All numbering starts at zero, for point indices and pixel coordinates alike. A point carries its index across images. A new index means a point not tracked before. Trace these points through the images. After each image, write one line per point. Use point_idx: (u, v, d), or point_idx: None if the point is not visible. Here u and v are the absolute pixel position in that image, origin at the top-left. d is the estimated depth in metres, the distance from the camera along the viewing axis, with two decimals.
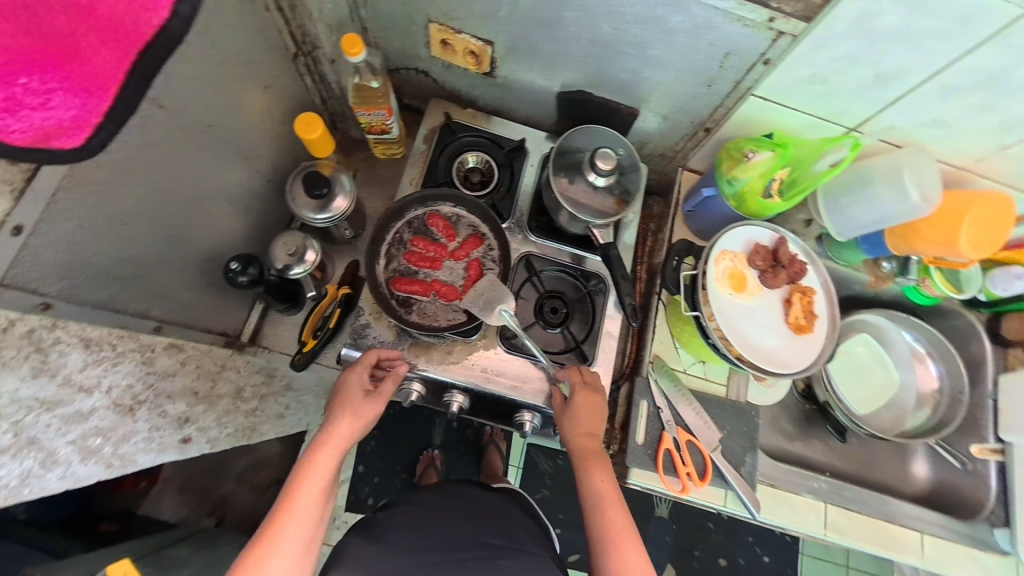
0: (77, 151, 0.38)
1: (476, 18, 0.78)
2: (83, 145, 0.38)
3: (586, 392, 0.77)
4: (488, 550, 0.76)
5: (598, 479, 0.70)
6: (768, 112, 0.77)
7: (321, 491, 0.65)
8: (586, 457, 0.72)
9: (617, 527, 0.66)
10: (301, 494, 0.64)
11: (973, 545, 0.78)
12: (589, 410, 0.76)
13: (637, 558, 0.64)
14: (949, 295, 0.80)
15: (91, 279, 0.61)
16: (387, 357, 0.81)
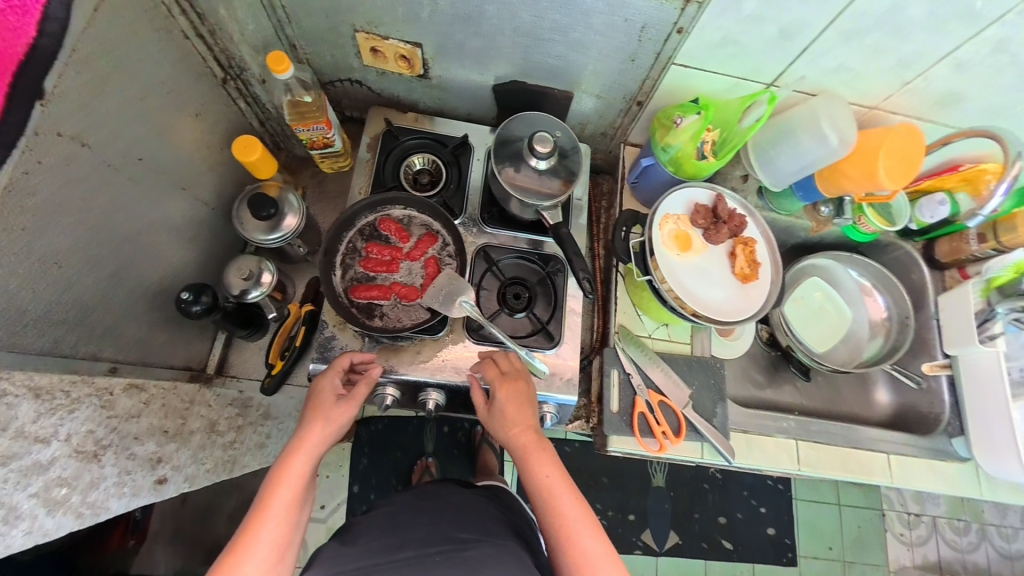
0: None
1: (399, 22, 0.79)
2: None
3: (506, 385, 0.76)
4: (456, 543, 0.77)
5: (541, 476, 0.71)
6: (692, 78, 0.80)
7: (293, 498, 0.68)
8: (526, 457, 0.73)
9: (568, 520, 0.68)
10: (274, 501, 0.67)
11: (935, 458, 0.82)
12: (513, 406, 0.75)
13: (597, 544, 0.66)
14: (883, 229, 0.84)
15: (35, 327, 0.59)
16: (359, 359, 0.82)
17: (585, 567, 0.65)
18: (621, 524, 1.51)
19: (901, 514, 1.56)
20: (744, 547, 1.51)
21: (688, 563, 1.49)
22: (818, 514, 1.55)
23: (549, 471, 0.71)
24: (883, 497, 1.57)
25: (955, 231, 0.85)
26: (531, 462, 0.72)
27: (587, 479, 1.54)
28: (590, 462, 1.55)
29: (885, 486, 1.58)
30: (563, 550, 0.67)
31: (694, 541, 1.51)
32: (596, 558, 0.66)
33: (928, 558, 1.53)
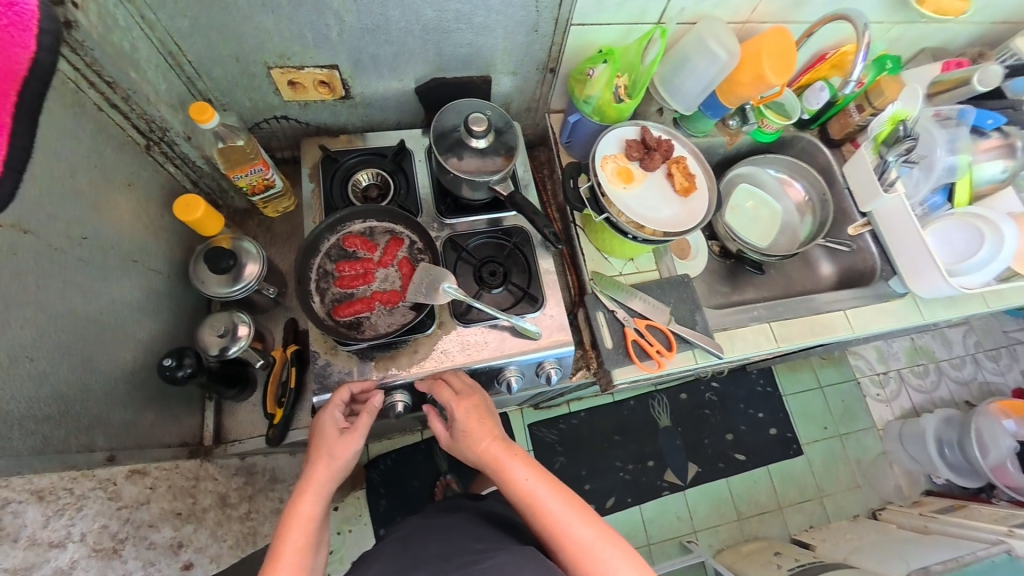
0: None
1: (311, 48, 0.82)
2: None
3: (462, 403, 0.78)
4: (474, 554, 0.75)
5: (519, 482, 0.73)
6: (590, 34, 0.89)
7: (303, 543, 0.67)
8: (499, 469, 0.75)
9: (554, 514, 0.71)
10: (284, 550, 0.66)
11: (882, 302, 0.95)
12: (474, 422, 0.77)
13: (588, 528, 0.70)
14: (782, 125, 0.97)
15: (23, 426, 0.55)
16: (361, 389, 0.81)
17: (583, 554, 0.68)
18: (644, 472, 1.57)
19: (871, 377, 1.74)
20: (756, 453, 1.62)
21: (713, 486, 1.58)
22: (807, 401, 1.69)
23: (524, 474, 0.73)
24: (853, 368, 1.75)
25: (839, 111, 1.00)
26: (505, 472, 0.74)
27: (601, 440, 1.59)
28: (598, 424, 1.61)
29: (852, 357, 1.76)
30: (560, 546, 0.70)
31: (711, 463, 1.60)
32: (590, 542, 0.69)
33: (904, 408, 1.71)
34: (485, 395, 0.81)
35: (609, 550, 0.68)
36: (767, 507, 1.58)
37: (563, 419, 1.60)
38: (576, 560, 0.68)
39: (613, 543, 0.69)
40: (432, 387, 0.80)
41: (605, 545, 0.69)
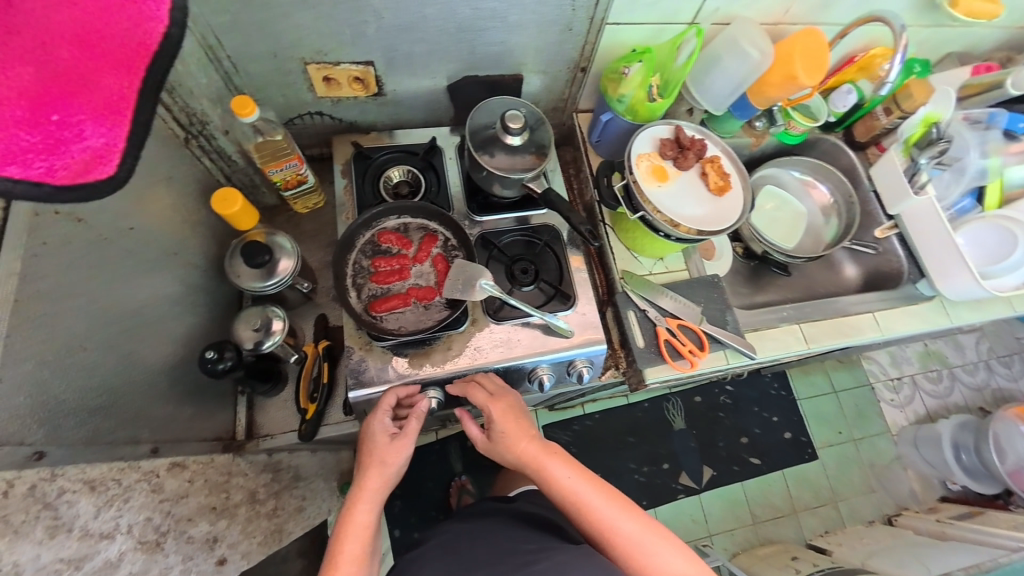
0: (112, 183, 0.40)
1: (346, 45, 0.83)
2: (115, 175, 0.41)
3: (498, 404, 0.79)
4: (528, 555, 0.76)
5: (560, 481, 0.74)
6: (623, 33, 0.90)
7: (359, 552, 0.69)
8: (538, 468, 0.76)
9: (599, 511, 0.71)
10: (342, 559, 0.68)
11: (909, 303, 0.96)
12: (511, 422, 0.78)
13: (634, 522, 0.71)
14: (809, 127, 0.98)
15: (72, 416, 0.55)
16: (406, 396, 0.82)
17: (631, 548, 0.69)
18: (659, 474, 1.57)
19: (885, 381, 1.76)
20: (771, 456, 1.63)
21: (728, 488, 1.58)
22: (821, 405, 1.70)
23: (565, 473, 0.74)
24: (867, 371, 1.76)
25: (864, 114, 1.02)
26: (545, 471, 0.75)
27: (617, 442, 1.59)
28: (613, 425, 1.61)
29: (866, 362, 1.77)
30: (609, 543, 0.71)
31: (726, 466, 1.60)
32: (638, 536, 0.70)
33: (919, 413, 1.73)
34: (519, 396, 0.82)
35: (658, 542, 0.69)
36: (783, 509, 1.58)
37: (578, 420, 1.60)
38: (626, 555, 0.69)
39: (661, 536, 0.70)
40: (468, 391, 0.81)
41: (654, 540, 0.70)
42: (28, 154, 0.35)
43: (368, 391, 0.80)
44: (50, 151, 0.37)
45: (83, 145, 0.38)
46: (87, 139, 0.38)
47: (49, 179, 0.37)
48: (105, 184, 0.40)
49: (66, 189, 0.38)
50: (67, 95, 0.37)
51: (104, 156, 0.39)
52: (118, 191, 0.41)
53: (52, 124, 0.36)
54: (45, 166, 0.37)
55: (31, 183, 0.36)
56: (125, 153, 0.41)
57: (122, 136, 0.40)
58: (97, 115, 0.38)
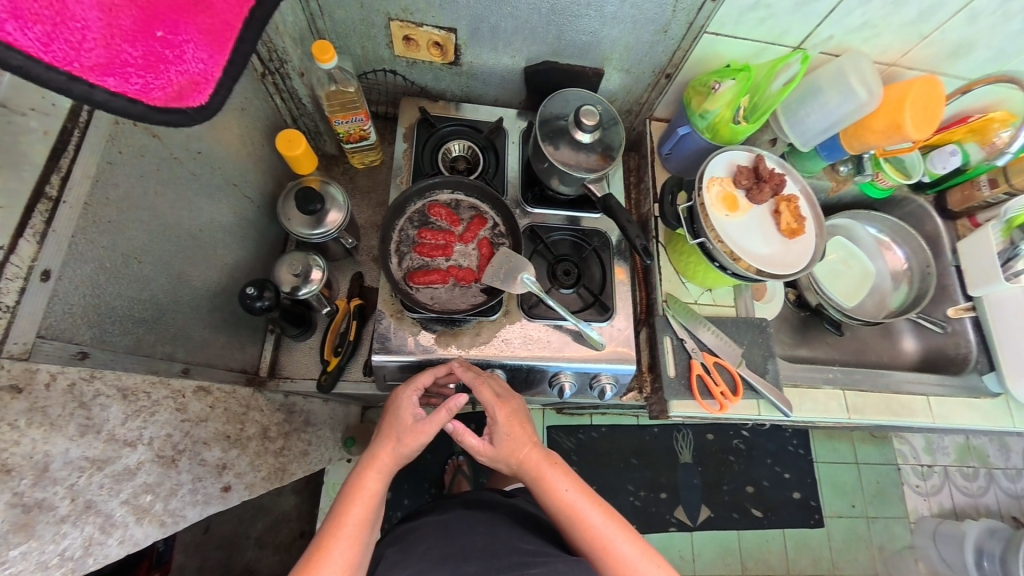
0: (201, 111, 0.43)
1: (434, 8, 0.81)
2: (202, 105, 0.43)
3: (503, 408, 0.76)
4: (526, 556, 0.80)
5: (560, 494, 0.74)
6: (721, 46, 0.86)
7: (363, 517, 0.70)
8: (538, 477, 0.75)
9: (598, 528, 0.73)
10: (346, 520, 0.70)
11: (971, 396, 0.90)
12: (515, 429, 0.76)
13: (632, 546, 0.72)
14: (899, 182, 0.92)
15: (118, 323, 0.57)
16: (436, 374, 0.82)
17: (627, 569, 0.71)
18: (655, 502, 1.55)
19: (914, 467, 1.66)
20: (773, 512, 1.57)
21: (722, 532, 1.54)
22: (839, 473, 1.63)
23: (566, 485, 0.75)
24: (897, 452, 1.67)
25: (965, 181, 0.95)
26: (545, 482, 0.75)
27: (620, 461, 1.57)
28: (619, 443, 1.59)
29: (898, 442, 1.68)
30: (603, 558, 0.73)
31: (725, 511, 1.56)
32: (633, 558, 0.72)
33: (944, 506, 1.63)
34: (524, 404, 0.80)
35: (652, 569, 0.71)
36: (775, 568, 1.53)
37: (585, 429, 1.58)
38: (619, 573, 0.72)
39: (656, 563, 0.72)
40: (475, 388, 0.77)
41: (648, 564, 0.72)
42: (130, 68, 0.36)
43: (390, 357, 0.81)
44: (151, 69, 0.38)
45: (182, 71, 0.40)
46: (186, 64, 0.40)
47: (143, 97, 0.38)
48: (196, 111, 0.42)
49: (160, 110, 0.39)
50: (175, 16, 0.38)
51: (197, 85, 0.42)
52: (202, 122, 0.44)
53: (157, 41, 0.38)
54: (142, 84, 0.37)
55: (127, 99, 0.37)
56: (217, 86, 0.44)
57: (216, 68, 0.43)
58: (200, 41, 0.41)
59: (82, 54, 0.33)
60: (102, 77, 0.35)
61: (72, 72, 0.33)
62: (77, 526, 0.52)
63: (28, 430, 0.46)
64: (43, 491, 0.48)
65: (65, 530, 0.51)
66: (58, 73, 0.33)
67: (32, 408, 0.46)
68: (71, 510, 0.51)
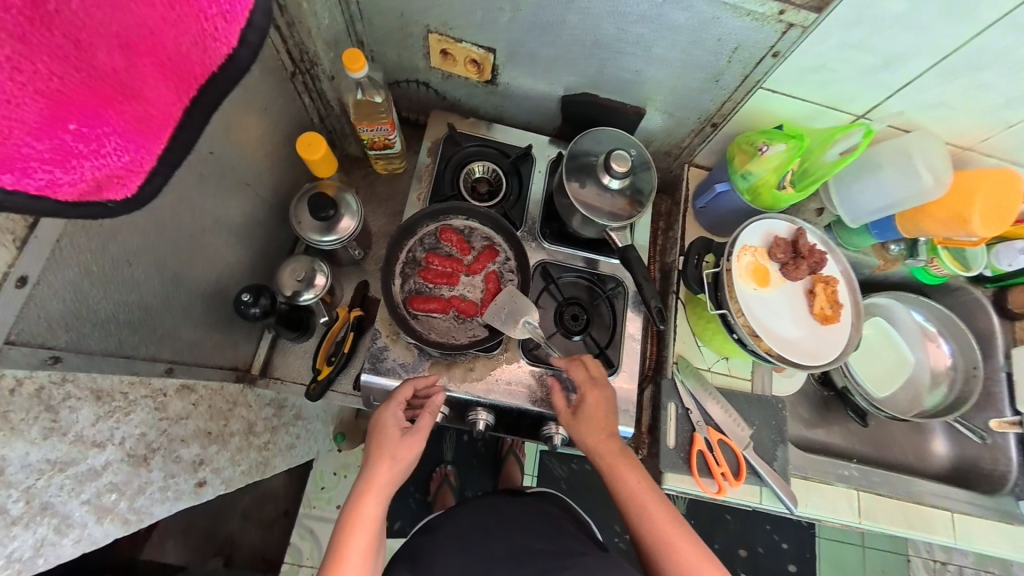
0: (127, 202, 0.37)
1: (473, 27, 0.77)
2: (133, 194, 0.38)
3: (597, 390, 0.75)
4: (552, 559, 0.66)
5: (632, 485, 0.69)
6: (775, 103, 0.80)
7: (368, 549, 0.60)
8: (612, 469, 0.70)
9: (664, 522, 0.67)
10: (348, 553, 0.59)
11: (1004, 520, 0.81)
12: (600, 413, 0.73)
13: (687, 543, 0.66)
14: (955, 274, 0.83)
15: (99, 327, 0.55)
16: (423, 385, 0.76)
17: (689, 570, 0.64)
18: None
19: (925, 561, 1.55)
20: None
21: None
22: (842, 552, 1.53)
23: (638, 478, 0.69)
24: (909, 541, 1.56)
25: None
26: (619, 475, 0.70)
27: None
28: None
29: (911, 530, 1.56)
30: (665, 560, 0.66)
31: None
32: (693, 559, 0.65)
33: None
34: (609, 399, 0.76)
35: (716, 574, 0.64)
36: None
37: None
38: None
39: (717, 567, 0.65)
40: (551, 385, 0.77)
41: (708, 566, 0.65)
42: (32, 164, 0.31)
43: (381, 380, 0.77)
44: (60, 164, 0.32)
45: (100, 165, 0.34)
46: (105, 158, 0.34)
47: (48, 193, 0.32)
48: (120, 204, 0.37)
49: (72, 204, 0.34)
50: (96, 106, 0.33)
51: (121, 176, 0.36)
52: (135, 209, 0.39)
53: (69, 136, 0.32)
54: (48, 178, 0.32)
55: (27, 196, 0.31)
56: (147, 175, 0.38)
57: (147, 157, 0.37)
58: (126, 132, 0.35)
59: None
60: None
61: None
62: (28, 528, 0.50)
63: None
64: None
65: (16, 532, 0.48)
66: None
67: None
68: (25, 512, 0.49)
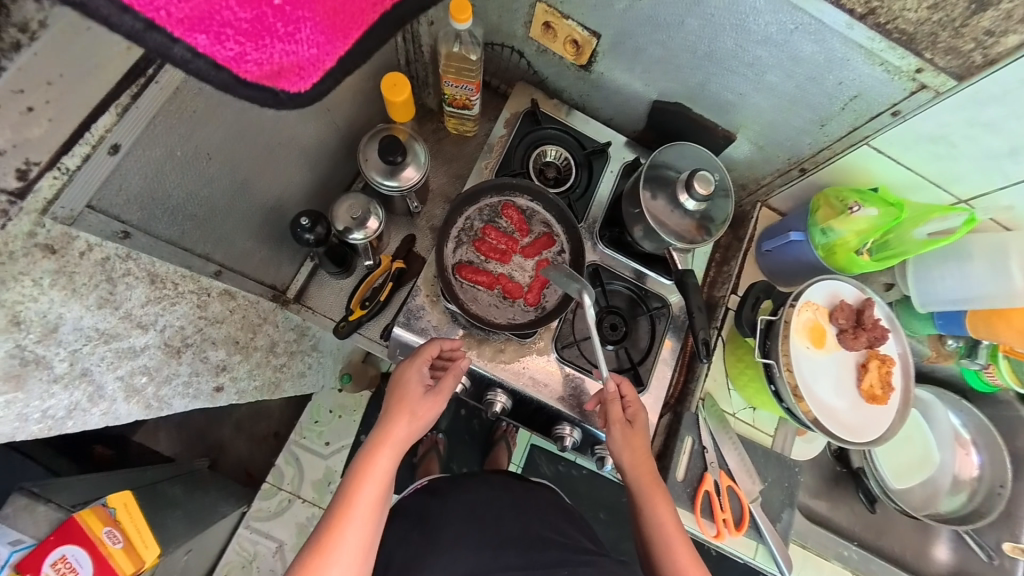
0: (297, 97, 0.39)
1: (586, 6, 0.74)
2: (304, 91, 0.39)
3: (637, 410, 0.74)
4: (568, 552, 0.64)
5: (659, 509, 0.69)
6: (876, 163, 0.77)
7: (378, 497, 0.60)
8: (650, 488, 0.70)
9: (680, 551, 0.67)
10: (357, 499, 0.59)
11: None
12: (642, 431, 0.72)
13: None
14: (1009, 386, 0.80)
15: (168, 214, 0.56)
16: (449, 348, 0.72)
17: None
18: None
19: None
20: None
21: None
22: None
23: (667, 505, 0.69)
24: None
25: None
26: (655, 494, 0.70)
27: None
28: None
29: None
30: None
31: None
32: None
33: None
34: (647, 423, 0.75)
35: None
36: None
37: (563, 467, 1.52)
38: None
39: None
40: (608, 392, 0.73)
41: None
42: (227, 30, 0.34)
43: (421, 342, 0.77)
44: (253, 39, 0.35)
45: (289, 51, 0.37)
46: (296, 44, 0.37)
47: (232, 65, 0.35)
48: (288, 97, 0.39)
49: (250, 84, 0.36)
50: None
51: (301, 70, 0.38)
52: (299, 109, 0.40)
53: (270, 11, 0.35)
54: (237, 50, 0.35)
55: (213, 63, 0.34)
56: (323, 75, 0.40)
57: (330, 57, 0.39)
58: (320, 23, 0.37)
59: (174, 5, 0.32)
60: (191, 34, 0.33)
61: (158, 22, 0.32)
62: (67, 389, 0.51)
63: (49, 290, 0.45)
64: (45, 350, 0.47)
65: (55, 389, 0.49)
66: (138, 21, 0.31)
67: (60, 271, 0.45)
68: (66, 373, 0.50)
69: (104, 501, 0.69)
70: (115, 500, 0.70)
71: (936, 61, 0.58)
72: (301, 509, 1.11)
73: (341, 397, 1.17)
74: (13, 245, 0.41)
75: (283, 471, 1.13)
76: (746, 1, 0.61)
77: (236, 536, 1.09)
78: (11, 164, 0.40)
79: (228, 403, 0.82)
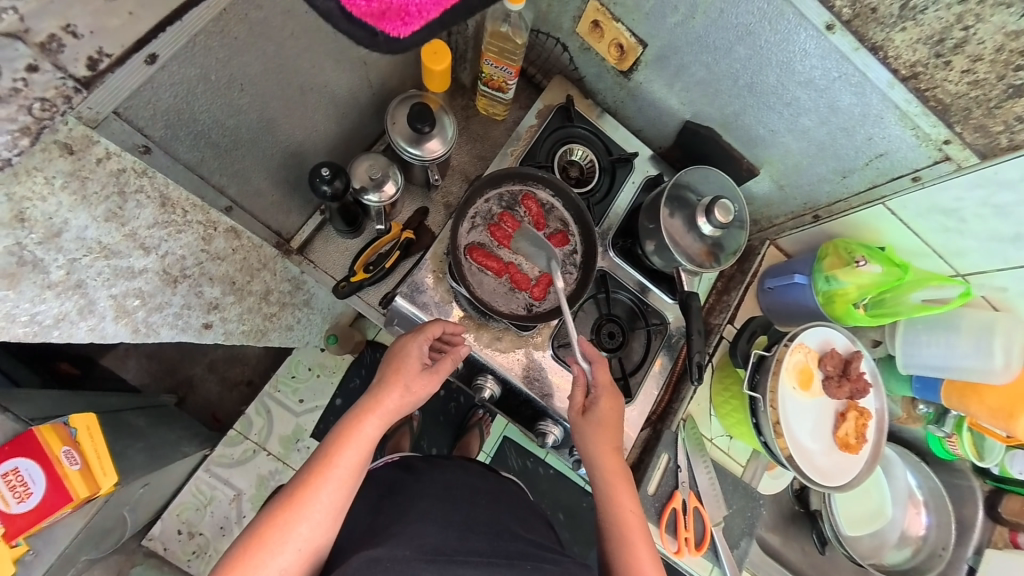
0: (393, 42, 0.38)
1: (640, 13, 0.74)
2: (402, 38, 0.39)
3: (608, 399, 0.72)
4: (534, 548, 0.66)
5: (622, 507, 0.69)
6: (887, 223, 0.79)
7: (358, 464, 0.60)
8: (611, 483, 0.69)
9: (638, 551, 0.67)
10: (337, 461, 0.59)
11: None
12: (611, 425, 0.71)
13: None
14: (968, 457, 0.84)
15: (192, 137, 0.55)
16: (451, 329, 0.72)
17: None
18: None
19: None
20: None
21: None
22: None
23: (632, 504, 0.69)
24: None
25: None
26: (615, 489, 0.69)
27: None
28: None
29: None
30: None
31: None
32: None
33: None
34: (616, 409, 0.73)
35: None
36: None
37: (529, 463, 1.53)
38: None
39: None
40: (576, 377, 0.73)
41: None
42: None
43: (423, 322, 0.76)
44: None
45: None
46: None
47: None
48: (386, 41, 0.38)
49: (355, 18, 0.36)
50: None
51: (406, 16, 0.37)
52: (391, 54, 0.40)
53: None
54: None
55: None
56: (424, 26, 0.38)
57: (435, 8, 0.38)
58: None
59: None
60: None
61: None
62: (58, 298, 0.49)
63: (59, 192, 0.44)
64: (44, 254, 0.46)
65: (46, 296, 0.48)
66: None
67: (73, 173, 0.44)
68: (61, 282, 0.49)
69: (66, 420, 0.67)
70: (78, 420, 0.68)
71: (965, 136, 0.60)
72: (263, 461, 1.09)
73: (321, 355, 1.15)
74: (39, 134, 0.40)
75: (252, 421, 1.11)
76: (797, 40, 0.62)
77: (194, 478, 1.06)
78: (86, 52, 0.40)
79: (213, 343, 0.79)
